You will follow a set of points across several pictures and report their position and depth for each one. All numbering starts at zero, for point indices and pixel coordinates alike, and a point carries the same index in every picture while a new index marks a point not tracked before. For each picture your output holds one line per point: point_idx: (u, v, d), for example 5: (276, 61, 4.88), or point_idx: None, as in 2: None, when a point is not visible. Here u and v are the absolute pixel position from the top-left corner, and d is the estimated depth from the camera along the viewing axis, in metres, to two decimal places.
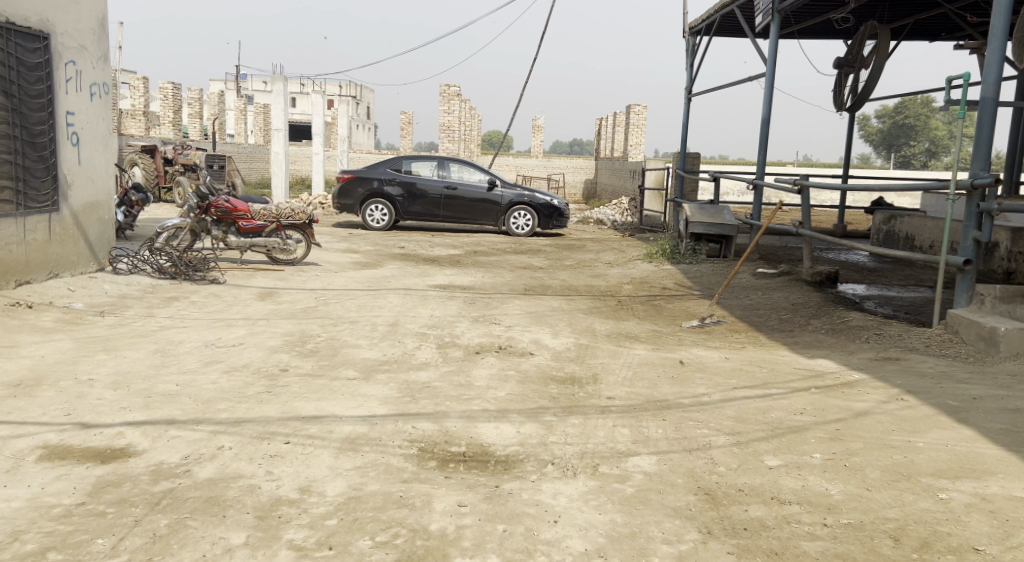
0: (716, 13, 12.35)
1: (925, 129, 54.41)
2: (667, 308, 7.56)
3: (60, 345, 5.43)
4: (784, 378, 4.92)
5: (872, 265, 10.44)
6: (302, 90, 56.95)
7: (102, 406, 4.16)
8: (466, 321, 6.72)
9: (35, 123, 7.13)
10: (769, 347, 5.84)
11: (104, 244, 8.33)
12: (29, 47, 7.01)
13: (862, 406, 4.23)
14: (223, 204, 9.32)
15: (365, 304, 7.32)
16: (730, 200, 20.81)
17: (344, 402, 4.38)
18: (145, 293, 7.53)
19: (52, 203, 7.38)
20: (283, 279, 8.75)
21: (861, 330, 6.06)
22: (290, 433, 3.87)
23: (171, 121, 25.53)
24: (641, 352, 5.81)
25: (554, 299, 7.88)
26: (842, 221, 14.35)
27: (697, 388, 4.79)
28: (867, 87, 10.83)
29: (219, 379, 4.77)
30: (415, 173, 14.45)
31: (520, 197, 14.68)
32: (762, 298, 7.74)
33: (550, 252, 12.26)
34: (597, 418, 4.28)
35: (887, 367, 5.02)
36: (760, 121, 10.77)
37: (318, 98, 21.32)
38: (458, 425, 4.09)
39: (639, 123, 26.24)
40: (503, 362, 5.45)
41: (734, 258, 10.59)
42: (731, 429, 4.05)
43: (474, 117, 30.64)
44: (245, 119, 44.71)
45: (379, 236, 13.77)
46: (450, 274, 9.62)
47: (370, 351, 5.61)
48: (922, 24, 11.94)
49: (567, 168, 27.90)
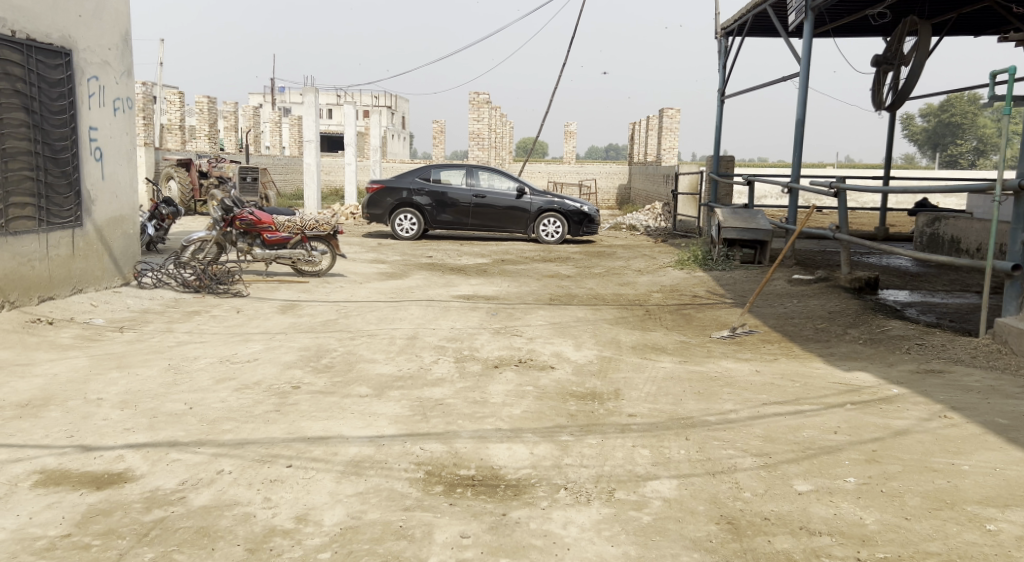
0: (747, 12, 12.03)
1: (972, 127, 52.99)
2: (697, 318, 7.28)
3: (74, 362, 5.37)
4: (817, 393, 4.64)
5: (914, 270, 10.03)
6: (337, 102, 57.51)
7: (106, 427, 4.06)
8: (487, 334, 6.54)
9: (57, 139, 7.14)
10: (803, 359, 5.55)
11: (129, 258, 8.34)
12: (51, 63, 7.03)
13: (902, 424, 3.94)
14: (247, 216, 9.26)
15: (385, 316, 7.18)
16: (767, 203, 20.37)
17: (353, 422, 4.23)
18: (168, 307, 7.49)
19: (75, 218, 7.38)
20: (307, 291, 8.67)
21: (902, 339, 5.74)
22: (293, 456, 3.72)
23: (207, 134, 25.82)
24: (668, 365, 5.56)
25: (579, 309, 7.66)
26: (883, 223, 13.87)
27: (724, 405, 4.54)
28: (907, 85, 10.43)
29: (229, 397, 4.65)
30: (444, 182, 14.34)
31: (551, 204, 14.47)
32: (797, 307, 7.42)
33: (579, 259, 12.05)
34: (616, 437, 4.05)
35: (929, 380, 4.70)
36: (795, 122, 10.40)
37: (350, 109, 21.38)
38: (469, 446, 3.90)
39: (673, 126, 25.88)
40: (522, 377, 5.24)
41: (769, 264, 10.25)
42: (758, 450, 3.80)
43: (506, 125, 30.57)
44: (282, 130, 45.21)
45: (407, 246, 13.68)
46: (475, 284, 9.44)
47: (386, 366, 5.46)
48: (965, 18, 11.49)
49: (599, 174, 27.66)
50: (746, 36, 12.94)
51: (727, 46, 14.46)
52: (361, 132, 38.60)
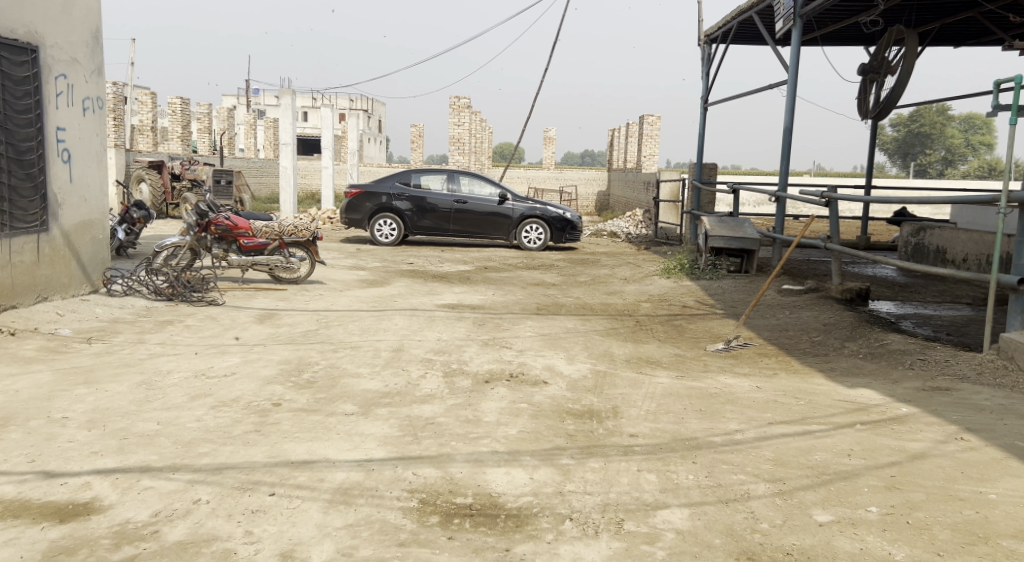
0: (733, 19, 11.92)
1: (941, 137, 53.95)
2: (690, 330, 7.10)
3: (38, 377, 5.04)
4: (824, 412, 4.46)
5: (901, 280, 9.95)
6: (312, 104, 56.94)
7: (71, 451, 3.75)
8: (475, 346, 6.30)
9: (22, 140, 6.79)
10: (803, 375, 5.38)
11: (99, 264, 7.97)
12: (16, 60, 6.69)
13: (918, 447, 3.77)
14: (224, 222, 8.94)
15: (368, 326, 6.91)
16: (747, 210, 20.37)
17: (339, 443, 3.97)
18: (139, 317, 7.15)
19: (41, 222, 7.03)
20: (285, 299, 8.37)
21: (904, 354, 5.60)
22: (275, 483, 3.45)
23: (180, 136, 25.24)
24: (665, 380, 5.36)
25: (568, 320, 7.44)
26: (865, 232, 13.83)
27: (728, 425, 4.34)
28: (894, 94, 10.37)
29: (205, 416, 4.37)
30: (424, 187, 14.09)
31: (533, 210, 14.25)
32: (790, 318, 7.27)
33: (564, 267, 11.85)
34: (619, 461, 3.84)
35: (937, 398, 4.55)
36: (782, 129, 10.28)
37: (328, 113, 21.02)
38: (464, 471, 3.66)
39: (654, 133, 25.81)
40: (515, 393, 5.00)
41: (756, 272, 10.12)
42: (770, 475, 3.60)
43: (485, 129, 30.37)
44: (256, 132, 44.54)
45: (387, 252, 13.38)
46: (459, 292, 9.19)
47: (371, 381, 5.19)
48: (949, 28, 11.49)
49: (579, 180, 27.56)
50: (730, 43, 12.84)
51: (711, 54, 14.38)
52: (337, 135, 38.08)
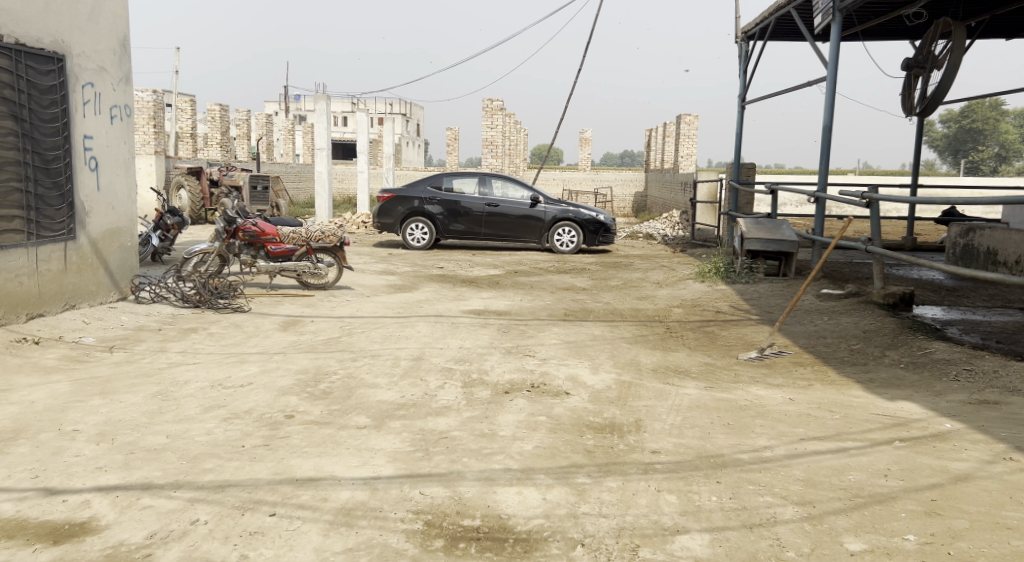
0: (770, 15, 11.57)
1: (994, 132, 52.25)
2: (722, 337, 6.84)
3: (56, 388, 5.01)
4: (860, 427, 4.19)
5: (949, 284, 9.53)
6: (350, 109, 57.46)
7: (76, 466, 3.69)
8: (498, 354, 6.14)
9: (49, 148, 6.83)
10: (840, 386, 5.10)
11: (128, 271, 8.01)
12: (43, 69, 6.72)
13: (961, 467, 3.50)
14: (251, 227, 8.95)
15: (390, 334, 6.79)
16: (788, 210, 19.86)
17: (347, 459, 3.83)
18: (164, 324, 7.13)
19: (68, 230, 7.07)
20: (311, 306, 8.30)
21: (949, 364, 5.29)
22: (277, 502, 3.33)
23: (219, 142, 25.56)
24: (693, 391, 5.13)
25: (596, 327, 7.23)
26: (909, 232, 13.31)
27: (757, 441, 4.11)
28: (941, 90, 9.93)
29: (215, 429, 4.28)
30: (457, 191, 14.01)
31: (565, 213, 14.04)
32: (829, 325, 6.96)
33: (596, 270, 11.64)
34: (639, 480, 3.63)
35: (985, 413, 4.25)
36: (821, 127, 9.91)
37: (364, 118, 21.06)
38: (474, 490, 3.50)
39: (691, 133, 25.39)
40: (534, 405, 4.83)
41: (795, 276, 9.77)
42: (799, 498, 3.36)
43: (519, 131, 30.24)
44: (296, 138, 45.07)
45: (418, 256, 13.30)
46: (487, 298, 9.03)
47: (388, 392, 5.06)
48: (999, 20, 11.00)
49: (615, 182, 27.31)
50: (768, 40, 12.49)
51: (748, 51, 14.02)
52: (373, 139, 38.30)
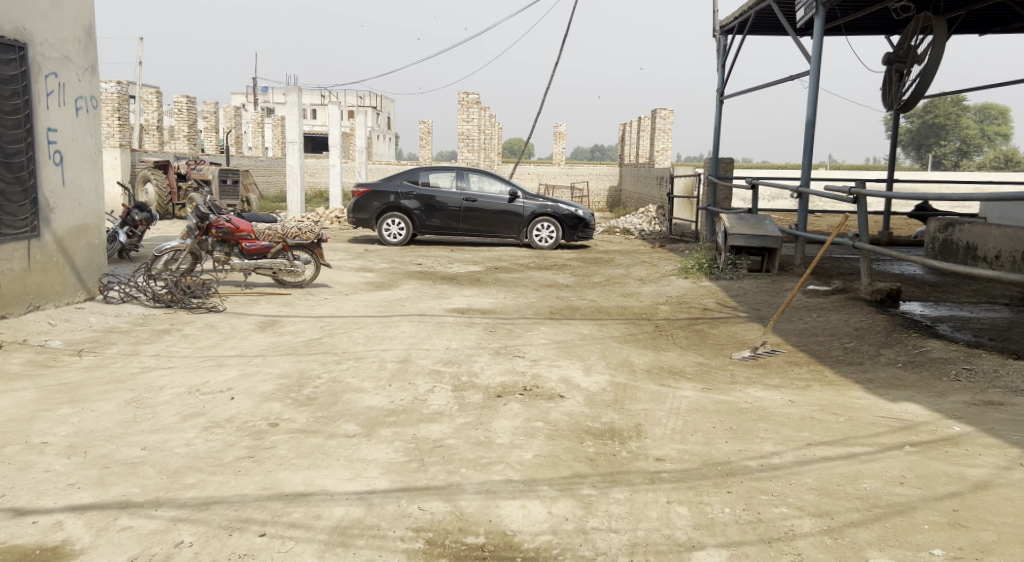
0: (749, 8, 11.46)
1: (957, 128, 53.25)
2: (713, 335, 6.73)
3: (20, 396, 4.72)
4: (867, 431, 4.09)
5: (931, 279, 9.52)
6: (320, 102, 56.69)
7: (45, 483, 3.43)
8: (486, 355, 5.95)
9: (11, 141, 6.49)
10: (839, 387, 5.00)
11: (96, 270, 7.68)
12: (3, 58, 6.39)
13: (979, 475, 3.41)
14: (225, 224, 8.64)
15: (374, 335, 6.57)
16: (762, 205, 19.92)
17: (339, 472, 3.62)
18: (135, 326, 6.83)
19: (32, 228, 6.73)
20: (289, 305, 8.03)
21: (947, 362, 5.22)
22: (267, 521, 3.12)
23: (186, 135, 24.94)
24: (690, 393, 4.99)
25: (584, 326, 7.07)
26: (886, 226, 13.34)
27: (763, 446, 3.97)
28: (922, 84, 9.90)
29: (195, 440, 4.03)
30: (433, 185, 13.75)
31: (544, 208, 13.87)
32: (818, 322, 6.87)
33: (577, 267, 11.50)
34: (647, 491, 3.48)
35: (992, 415, 4.18)
36: (802, 120, 9.81)
37: (337, 110, 20.66)
38: (476, 504, 3.32)
39: (666, 127, 25.35)
40: (529, 410, 4.65)
41: (778, 271, 9.66)
42: (815, 508, 3.23)
43: (494, 125, 30.02)
44: (265, 131, 44.31)
45: (395, 252, 13.06)
46: (469, 295, 8.83)
47: (375, 397, 4.84)
48: (975, 15, 11.04)
49: (590, 176, 27.29)
50: (747, 34, 12.41)
51: (726, 44, 13.95)
52: (345, 133, 37.81)
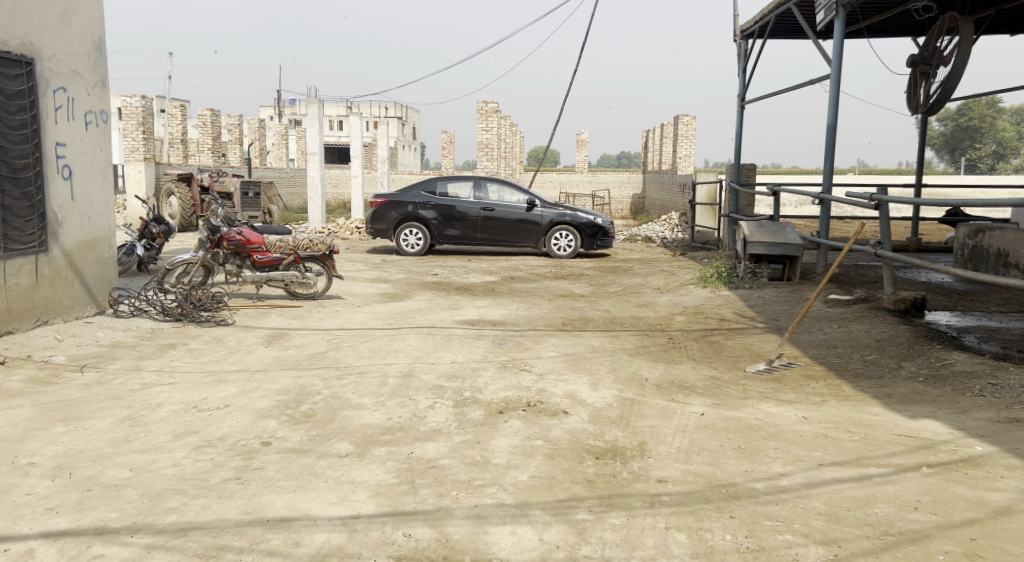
0: (769, 12, 11.24)
1: (991, 130, 52.09)
2: (727, 347, 6.52)
3: (16, 414, 4.66)
4: (883, 450, 3.87)
5: (959, 287, 9.21)
6: (345, 113, 57.11)
7: (23, 508, 3.34)
8: (491, 369, 5.81)
9: (17, 157, 6.49)
10: (856, 402, 4.78)
11: (106, 284, 7.67)
12: (10, 73, 6.39)
13: (1000, 500, 3.19)
14: (236, 236, 8.60)
15: (379, 348, 6.46)
16: (787, 210, 19.56)
17: (325, 495, 3.50)
18: (141, 340, 6.79)
19: (40, 242, 6.73)
20: (298, 318, 7.96)
21: (971, 377, 4.97)
22: (244, 549, 3.00)
23: (210, 147, 25.14)
24: (699, 409, 4.80)
25: (595, 338, 6.90)
26: (915, 231, 12.96)
27: (771, 467, 3.78)
28: (948, 87, 9.60)
29: (184, 460, 3.94)
30: (451, 195, 13.64)
31: (562, 216, 13.71)
32: (839, 333, 6.63)
33: (594, 276, 11.31)
34: (645, 516, 3.30)
35: (1017, 434, 3.94)
36: (823, 124, 9.55)
37: (358, 121, 20.69)
38: (463, 530, 3.17)
39: (689, 134, 25.06)
40: (530, 428, 4.49)
41: (800, 280, 9.40)
42: (823, 536, 3.03)
43: (516, 134, 29.96)
44: (290, 141, 44.63)
45: (412, 262, 12.98)
46: (482, 306, 8.70)
47: (373, 414, 4.72)
48: (1006, 14, 10.67)
49: (612, 184, 27.04)
50: (767, 38, 12.19)
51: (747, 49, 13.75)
52: (368, 144, 37.97)
